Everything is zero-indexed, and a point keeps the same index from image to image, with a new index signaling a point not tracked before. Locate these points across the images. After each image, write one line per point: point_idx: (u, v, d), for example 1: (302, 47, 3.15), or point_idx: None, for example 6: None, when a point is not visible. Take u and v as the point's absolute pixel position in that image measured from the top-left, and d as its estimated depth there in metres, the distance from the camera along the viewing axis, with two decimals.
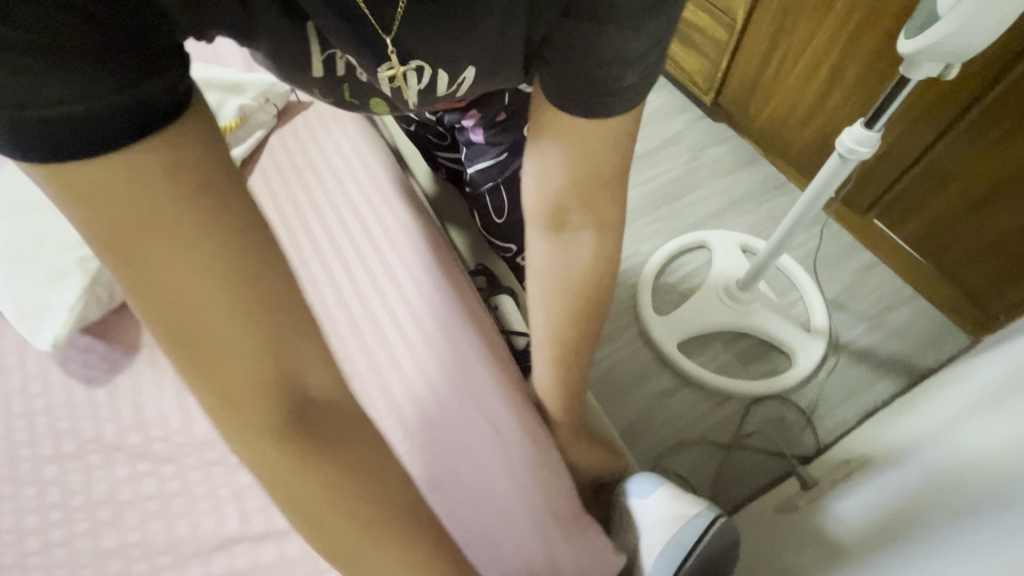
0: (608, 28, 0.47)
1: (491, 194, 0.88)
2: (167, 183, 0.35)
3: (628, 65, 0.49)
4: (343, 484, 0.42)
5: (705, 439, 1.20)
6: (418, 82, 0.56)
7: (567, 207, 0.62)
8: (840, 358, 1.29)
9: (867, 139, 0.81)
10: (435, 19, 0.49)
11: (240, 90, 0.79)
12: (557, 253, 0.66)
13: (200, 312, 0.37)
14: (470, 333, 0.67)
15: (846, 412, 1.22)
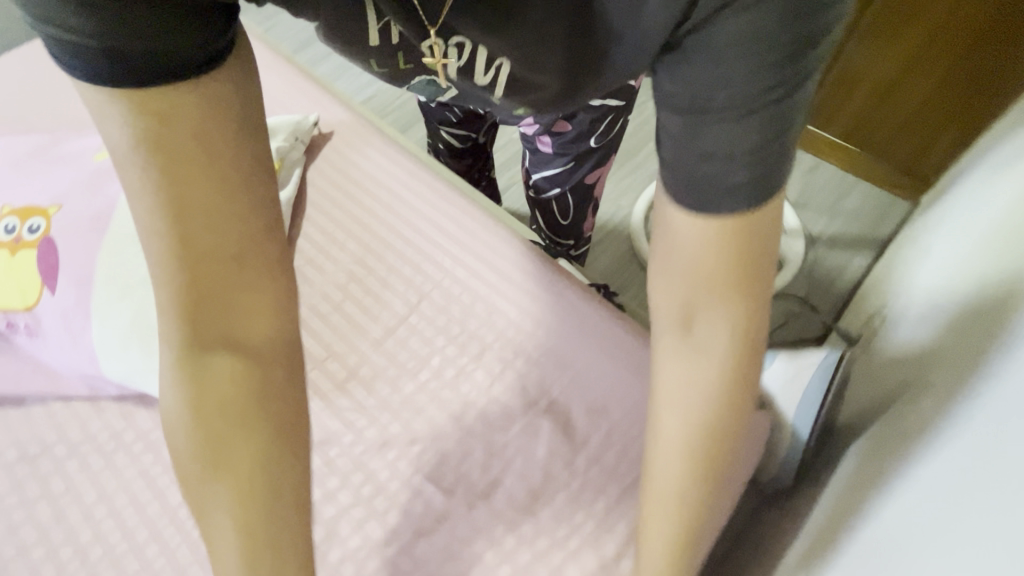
0: (745, 13, 0.32)
1: (558, 199, 0.94)
2: (216, 116, 0.38)
3: (736, 141, 0.34)
4: (264, 446, 0.43)
5: None
6: (459, 61, 0.43)
7: (698, 282, 0.39)
8: (818, 247, 1.46)
9: None
10: (487, 8, 0.38)
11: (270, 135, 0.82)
12: (682, 364, 0.42)
13: (197, 257, 0.39)
14: (565, 282, 0.71)
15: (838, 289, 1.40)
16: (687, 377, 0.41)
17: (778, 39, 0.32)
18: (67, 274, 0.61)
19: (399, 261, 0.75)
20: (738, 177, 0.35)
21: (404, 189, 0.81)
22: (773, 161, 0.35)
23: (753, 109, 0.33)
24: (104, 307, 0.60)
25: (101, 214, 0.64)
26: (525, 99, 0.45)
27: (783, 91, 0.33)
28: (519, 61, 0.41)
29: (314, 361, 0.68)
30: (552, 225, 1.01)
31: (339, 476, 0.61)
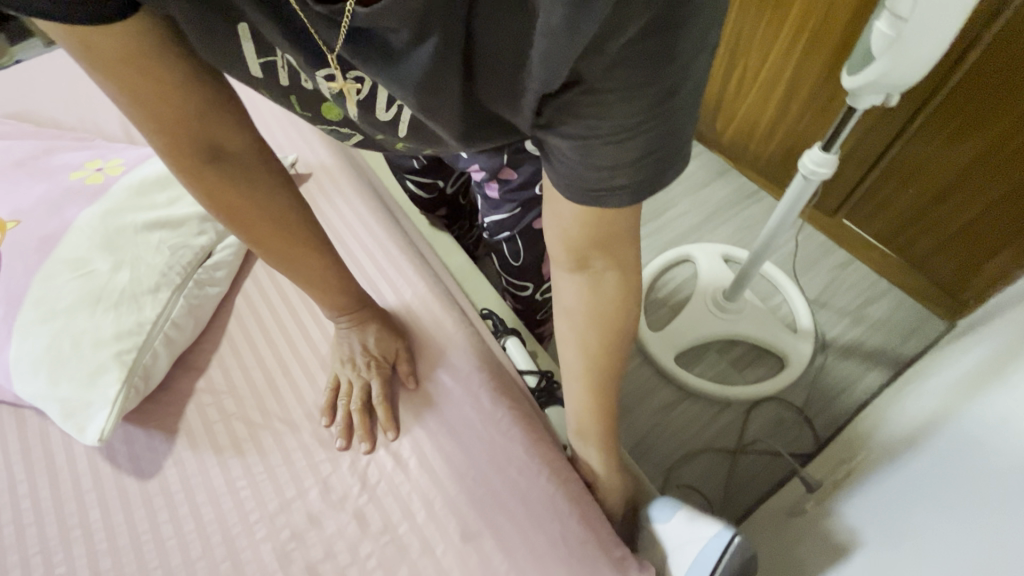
0: (616, 71, 0.39)
1: (508, 241, 1.07)
2: (146, 63, 0.47)
3: (629, 155, 0.43)
4: (280, 222, 0.64)
5: (712, 446, 1.26)
6: (358, 95, 0.53)
7: (584, 252, 0.53)
8: (828, 355, 1.36)
9: (826, 161, 0.87)
10: (372, 66, 0.44)
11: None
12: (583, 288, 0.57)
13: (158, 107, 0.51)
14: (482, 379, 0.67)
15: (843, 403, 1.28)
16: (584, 297, 0.57)
17: (643, 97, 0.40)
18: (3, 293, 0.65)
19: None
20: (620, 182, 0.45)
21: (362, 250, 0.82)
22: (666, 152, 0.44)
23: (644, 136, 0.42)
24: (27, 330, 0.63)
25: (51, 238, 0.68)
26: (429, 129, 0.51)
27: (658, 113, 0.41)
28: (422, 105, 0.46)
29: (220, 413, 0.68)
30: (506, 269, 1.12)
31: (206, 544, 0.61)
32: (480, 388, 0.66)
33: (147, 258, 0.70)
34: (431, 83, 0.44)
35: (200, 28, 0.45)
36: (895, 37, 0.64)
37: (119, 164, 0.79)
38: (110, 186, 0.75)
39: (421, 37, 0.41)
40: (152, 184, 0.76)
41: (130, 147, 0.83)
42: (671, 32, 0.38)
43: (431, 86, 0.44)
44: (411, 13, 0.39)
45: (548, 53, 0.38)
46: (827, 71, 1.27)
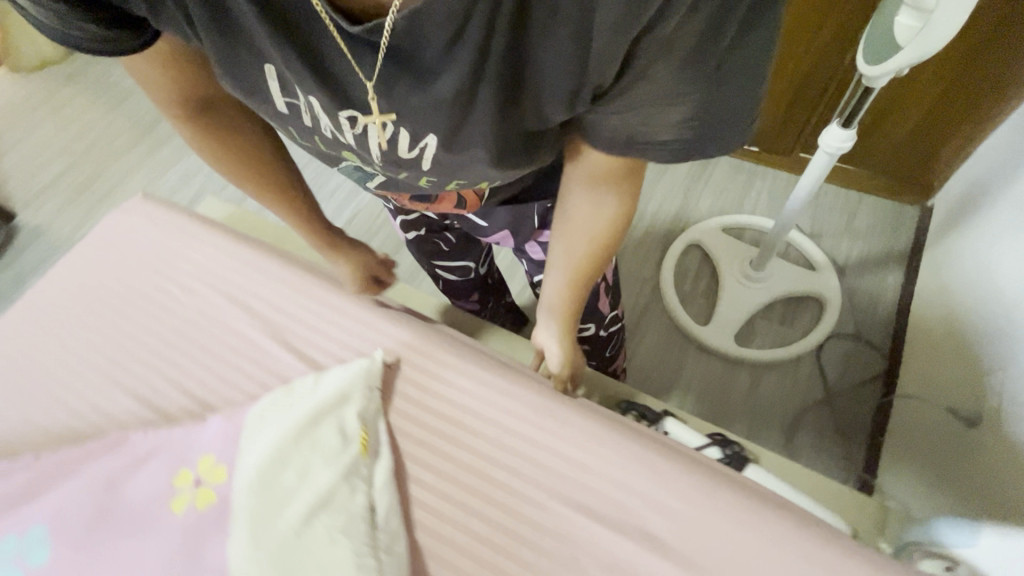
0: (674, 46, 0.42)
1: (559, 291, 1.11)
2: (165, 60, 0.60)
3: (683, 112, 0.47)
4: (279, 179, 0.77)
5: (806, 404, 1.33)
6: (384, 132, 0.54)
7: (596, 180, 0.59)
8: (848, 276, 1.47)
9: (848, 136, 0.94)
10: (409, 87, 0.48)
11: (347, 397, 0.73)
12: (590, 203, 0.62)
13: (155, 85, 0.63)
14: (730, 501, 0.68)
15: (882, 314, 1.41)
16: (587, 214, 0.63)
17: (703, 55, 0.42)
18: None
19: (551, 501, 0.70)
20: (666, 134, 0.49)
21: (513, 420, 0.75)
22: (735, 98, 0.47)
23: (699, 95, 0.45)
24: None
25: None
26: (453, 156, 0.56)
27: (715, 64, 0.43)
28: (452, 121, 0.50)
29: None
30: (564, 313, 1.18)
31: None
32: (730, 511, 0.68)
33: (331, 558, 0.61)
34: (474, 88, 0.47)
35: (228, 62, 0.54)
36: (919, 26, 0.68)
37: (214, 463, 0.66)
38: (230, 498, 0.63)
39: (456, 41, 0.43)
40: (273, 468, 0.65)
41: (201, 431, 0.70)
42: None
43: (469, 98, 0.47)
44: (456, 19, 0.41)
45: (608, 42, 0.41)
46: None
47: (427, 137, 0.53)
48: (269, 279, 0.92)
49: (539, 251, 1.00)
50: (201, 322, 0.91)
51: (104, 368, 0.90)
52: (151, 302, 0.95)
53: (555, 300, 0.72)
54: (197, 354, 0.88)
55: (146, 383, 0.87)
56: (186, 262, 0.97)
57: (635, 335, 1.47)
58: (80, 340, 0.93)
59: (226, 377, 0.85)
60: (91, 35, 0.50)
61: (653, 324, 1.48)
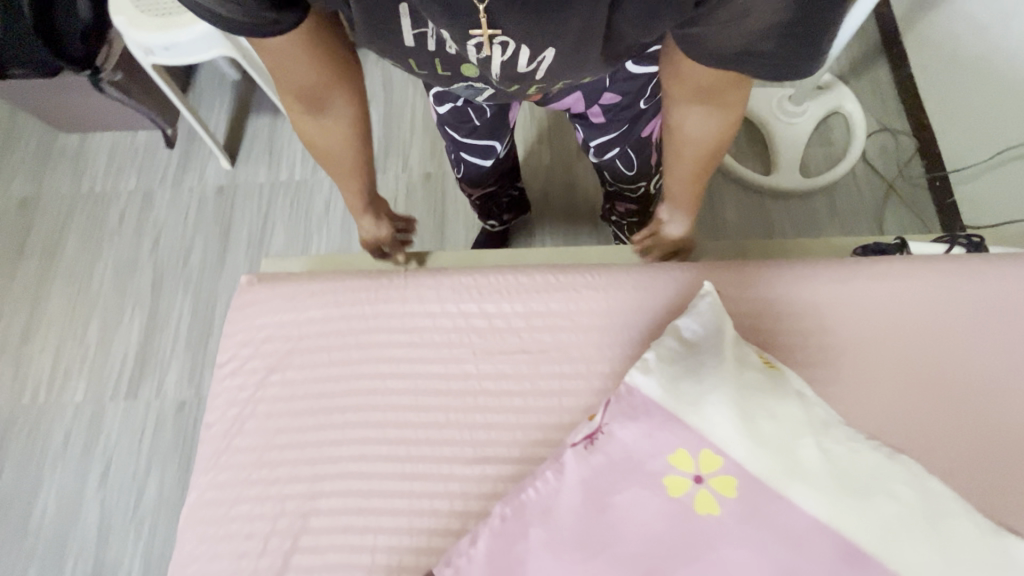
0: None
1: (620, 157, 1.07)
2: (293, 39, 0.63)
3: (768, 31, 0.56)
4: (348, 171, 0.86)
5: (878, 200, 1.52)
6: (503, 54, 0.59)
7: (695, 91, 0.72)
8: (852, 81, 1.64)
9: None
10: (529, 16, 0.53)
11: (729, 335, 0.69)
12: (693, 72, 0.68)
13: (271, 56, 0.65)
14: None
15: (892, 101, 1.60)
16: (690, 126, 0.77)
17: None
18: None
19: (914, 347, 0.77)
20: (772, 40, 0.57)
21: (850, 290, 0.80)
22: (823, 24, 0.56)
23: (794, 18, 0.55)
24: None
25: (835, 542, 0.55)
26: (561, 65, 0.63)
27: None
28: (576, 36, 0.57)
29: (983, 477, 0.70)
30: (614, 179, 1.17)
31: None
32: None
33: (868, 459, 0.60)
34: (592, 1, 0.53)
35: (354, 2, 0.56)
36: None
37: (692, 454, 0.60)
38: (745, 469, 0.58)
39: None
40: (749, 424, 0.61)
41: (631, 442, 0.62)
42: None
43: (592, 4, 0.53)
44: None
45: None
46: None
47: (546, 52, 0.59)
48: (513, 289, 0.80)
49: (596, 115, 0.95)
50: (470, 367, 0.78)
51: (396, 471, 0.74)
52: (390, 378, 0.79)
53: (674, 190, 0.88)
54: (494, 401, 0.76)
55: (465, 449, 0.74)
56: (393, 321, 0.81)
57: (718, 209, 1.54)
58: (334, 460, 0.75)
59: (551, 404, 0.74)
60: (252, 19, 0.56)
61: (726, 192, 1.56)
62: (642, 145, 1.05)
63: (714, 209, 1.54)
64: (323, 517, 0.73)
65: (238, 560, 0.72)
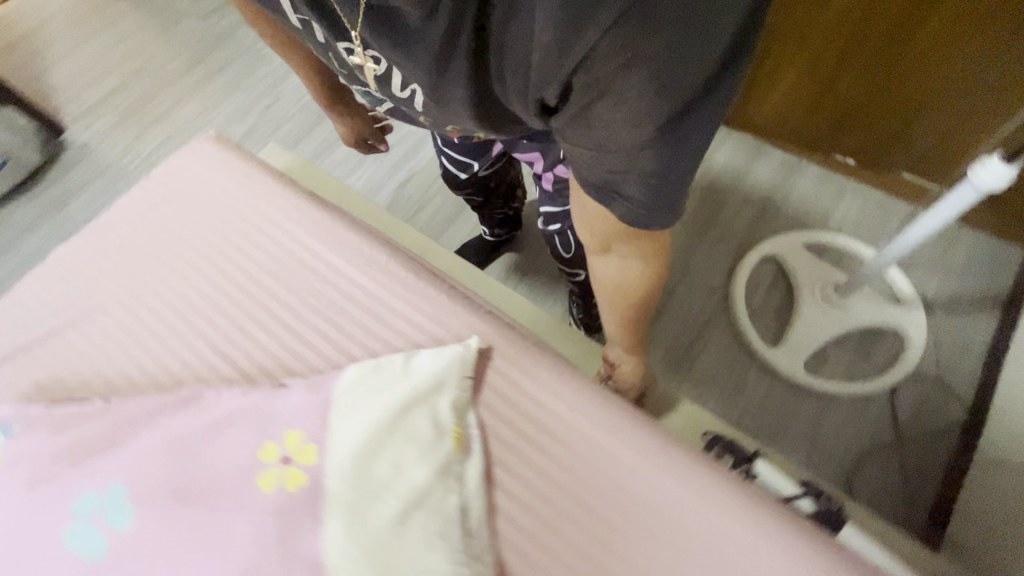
0: (627, 98, 0.51)
1: (561, 232, 1.19)
2: None
3: (633, 162, 0.57)
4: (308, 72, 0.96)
5: (873, 445, 1.27)
6: (374, 68, 0.72)
7: (607, 240, 0.70)
8: (937, 315, 1.38)
9: (1007, 174, 0.83)
10: (395, 46, 0.64)
11: (441, 387, 0.67)
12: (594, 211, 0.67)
13: None
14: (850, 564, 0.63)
15: (969, 361, 1.32)
16: (612, 275, 0.75)
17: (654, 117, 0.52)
18: None
19: (626, 533, 0.65)
20: (635, 181, 0.58)
21: (618, 437, 0.69)
22: (670, 164, 0.57)
23: (649, 154, 0.56)
24: None
25: None
26: (438, 107, 0.72)
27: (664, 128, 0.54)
28: (434, 83, 0.66)
29: None
30: (558, 254, 1.27)
31: None
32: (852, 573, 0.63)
33: (430, 565, 0.56)
34: (446, 56, 0.62)
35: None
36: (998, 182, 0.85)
37: (303, 441, 0.61)
38: (322, 483, 0.58)
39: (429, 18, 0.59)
40: (366, 455, 0.60)
41: (286, 402, 0.65)
42: (679, 65, 0.49)
43: (441, 62, 0.63)
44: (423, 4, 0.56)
45: (560, 64, 0.51)
46: (894, 26, 1.19)
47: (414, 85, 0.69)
48: (354, 247, 0.86)
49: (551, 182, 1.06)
50: (277, 282, 0.85)
51: (170, 316, 0.84)
52: (226, 253, 0.89)
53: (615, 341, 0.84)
54: (266, 320, 0.82)
55: (220, 335, 0.82)
56: (261, 214, 0.92)
57: (697, 347, 1.41)
58: (147, 281, 0.88)
59: (297, 351, 0.78)
60: None
61: (718, 336, 1.42)
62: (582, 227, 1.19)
63: (694, 344, 1.42)
64: (104, 315, 0.86)
65: (41, 305, 0.88)
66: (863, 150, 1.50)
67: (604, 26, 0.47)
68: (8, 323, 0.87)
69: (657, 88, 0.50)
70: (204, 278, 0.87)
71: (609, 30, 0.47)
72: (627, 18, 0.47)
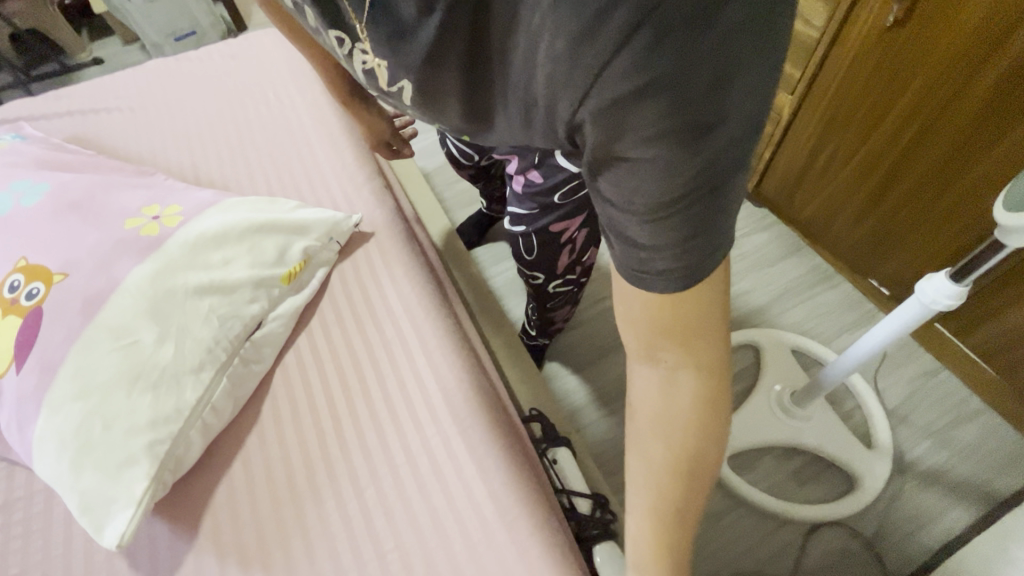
0: (651, 126, 0.36)
1: (524, 237, 1.05)
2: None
3: (664, 228, 0.39)
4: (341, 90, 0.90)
5: (762, 570, 1.13)
6: (359, 58, 0.62)
7: (653, 341, 0.48)
8: (907, 481, 1.20)
9: (954, 293, 0.75)
10: (389, 40, 0.52)
11: (304, 232, 0.77)
12: (657, 386, 0.50)
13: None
14: (547, 535, 0.61)
15: (918, 542, 1.13)
16: (654, 399, 0.50)
17: (690, 153, 0.36)
18: (36, 358, 0.59)
19: (379, 416, 0.69)
20: (663, 263, 0.41)
21: (422, 343, 0.74)
22: (715, 228, 0.40)
23: (687, 210, 0.38)
24: (58, 408, 0.57)
25: (96, 298, 0.62)
26: (431, 107, 0.58)
27: (707, 173, 0.37)
28: (421, 83, 0.54)
29: (252, 514, 0.62)
30: (519, 260, 1.12)
31: None
32: (546, 547, 0.60)
33: (195, 330, 0.64)
34: (441, 49, 0.49)
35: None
36: (949, 296, 0.76)
37: (176, 213, 0.74)
38: (165, 239, 0.70)
39: (426, 12, 0.48)
40: (209, 240, 0.71)
41: (192, 190, 0.79)
42: (718, 80, 0.35)
43: (432, 59, 0.50)
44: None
45: (566, 77, 0.37)
46: (948, 155, 1.12)
47: (400, 84, 0.57)
48: (329, 128, 1.00)
49: (519, 183, 0.96)
50: (261, 131, 1.01)
51: (179, 126, 1.03)
52: (245, 102, 1.08)
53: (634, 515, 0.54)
54: (237, 151, 0.97)
55: (199, 149, 0.98)
56: (285, 86, 1.10)
57: None
58: (183, 100, 1.09)
59: (240, 177, 0.92)
60: None
61: None
62: (552, 239, 1.03)
63: None
64: (143, 109, 1.08)
65: (110, 90, 1.12)
66: (902, 280, 1.36)
67: (615, 37, 0.34)
68: (85, 90, 1.12)
69: (692, 114, 0.35)
70: (218, 113, 1.06)
71: (621, 42, 0.34)
72: (641, 30, 0.33)
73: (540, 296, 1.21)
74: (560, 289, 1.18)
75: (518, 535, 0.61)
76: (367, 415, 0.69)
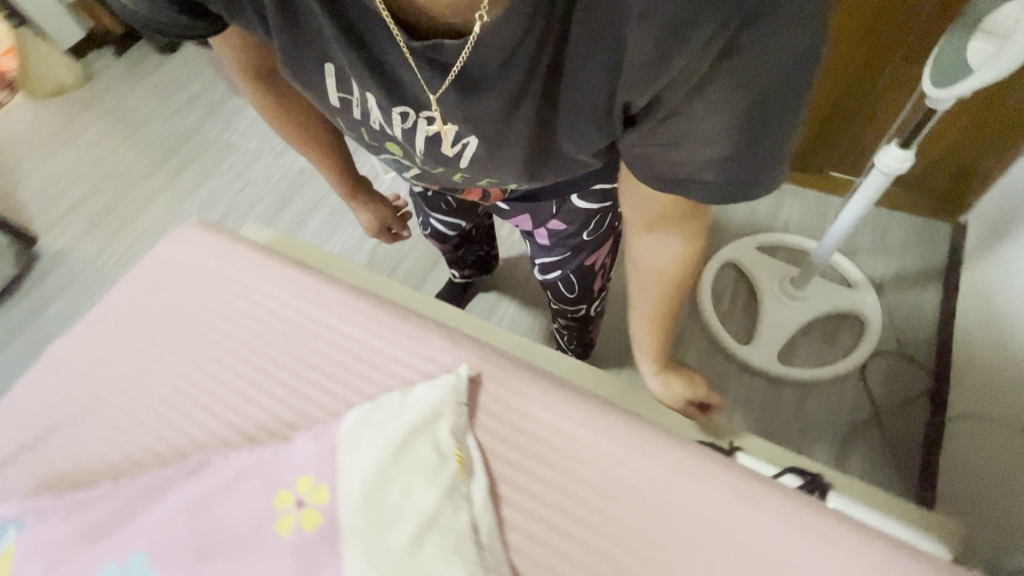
0: (716, 100, 0.47)
1: (562, 279, 1.10)
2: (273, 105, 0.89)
3: (714, 166, 0.53)
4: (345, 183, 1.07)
5: (856, 423, 1.33)
6: (426, 128, 0.65)
7: (654, 220, 0.66)
8: (887, 295, 1.49)
9: (904, 156, 0.95)
10: (470, 96, 0.58)
11: (438, 415, 0.72)
12: (654, 245, 0.69)
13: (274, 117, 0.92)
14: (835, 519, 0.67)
15: (923, 332, 1.42)
16: (655, 251, 0.70)
17: (744, 118, 0.48)
18: None
19: (632, 524, 0.69)
20: (709, 188, 0.55)
21: (608, 438, 0.74)
22: (755, 168, 0.54)
23: (736, 155, 0.52)
24: None
25: None
26: (492, 155, 0.66)
27: (754, 130, 0.49)
28: (489, 128, 0.62)
29: None
30: (561, 299, 1.17)
31: None
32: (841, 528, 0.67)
33: None
34: (528, 81, 0.56)
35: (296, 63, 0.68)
36: (904, 159, 0.95)
37: (314, 484, 0.66)
38: (336, 518, 0.64)
39: (509, 60, 0.54)
40: (374, 486, 0.65)
41: (292, 449, 0.70)
42: (774, 67, 0.46)
43: (508, 102, 0.58)
44: (504, 47, 0.52)
45: (643, 72, 0.48)
46: None
47: (468, 138, 0.64)
48: (335, 302, 0.90)
49: (544, 237, 1.00)
50: (270, 346, 0.89)
51: (170, 395, 0.86)
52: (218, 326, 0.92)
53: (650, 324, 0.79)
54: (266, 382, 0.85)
55: (220, 406, 0.84)
56: (243, 285, 0.95)
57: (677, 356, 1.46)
58: (143, 364, 0.90)
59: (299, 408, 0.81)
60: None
61: (693, 342, 1.47)
62: (586, 273, 1.08)
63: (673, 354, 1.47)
64: (102, 402, 0.87)
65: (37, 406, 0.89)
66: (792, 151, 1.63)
67: (707, 33, 0.44)
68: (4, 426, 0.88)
69: (752, 90, 0.46)
70: (199, 354, 0.90)
71: (707, 41, 0.44)
72: (722, 32, 0.44)
73: (582, 322, 1.25)
74: (599, 309, 1.23)
75: (819, 536, 0.66)
76: (622, 533, 0.69)
